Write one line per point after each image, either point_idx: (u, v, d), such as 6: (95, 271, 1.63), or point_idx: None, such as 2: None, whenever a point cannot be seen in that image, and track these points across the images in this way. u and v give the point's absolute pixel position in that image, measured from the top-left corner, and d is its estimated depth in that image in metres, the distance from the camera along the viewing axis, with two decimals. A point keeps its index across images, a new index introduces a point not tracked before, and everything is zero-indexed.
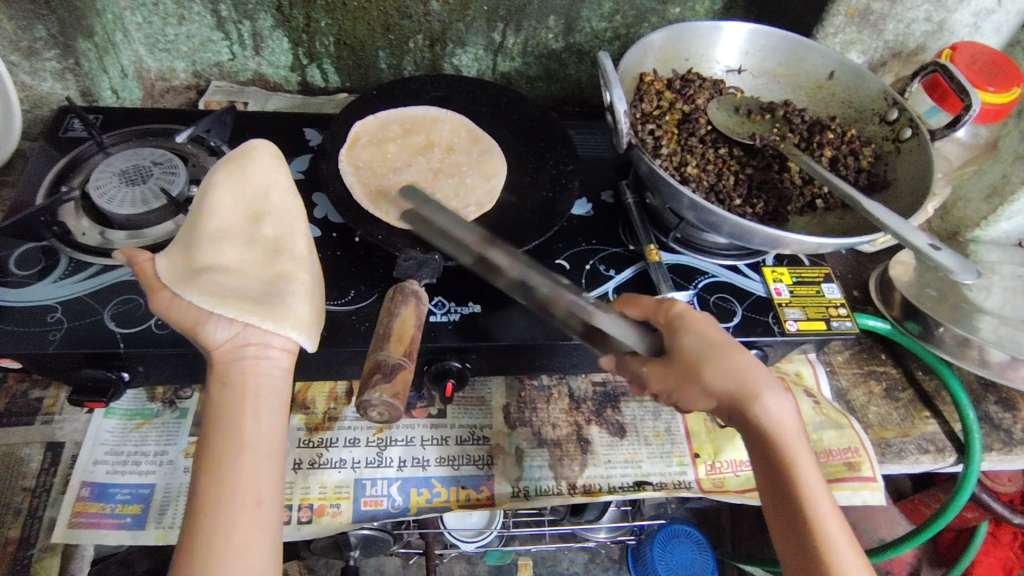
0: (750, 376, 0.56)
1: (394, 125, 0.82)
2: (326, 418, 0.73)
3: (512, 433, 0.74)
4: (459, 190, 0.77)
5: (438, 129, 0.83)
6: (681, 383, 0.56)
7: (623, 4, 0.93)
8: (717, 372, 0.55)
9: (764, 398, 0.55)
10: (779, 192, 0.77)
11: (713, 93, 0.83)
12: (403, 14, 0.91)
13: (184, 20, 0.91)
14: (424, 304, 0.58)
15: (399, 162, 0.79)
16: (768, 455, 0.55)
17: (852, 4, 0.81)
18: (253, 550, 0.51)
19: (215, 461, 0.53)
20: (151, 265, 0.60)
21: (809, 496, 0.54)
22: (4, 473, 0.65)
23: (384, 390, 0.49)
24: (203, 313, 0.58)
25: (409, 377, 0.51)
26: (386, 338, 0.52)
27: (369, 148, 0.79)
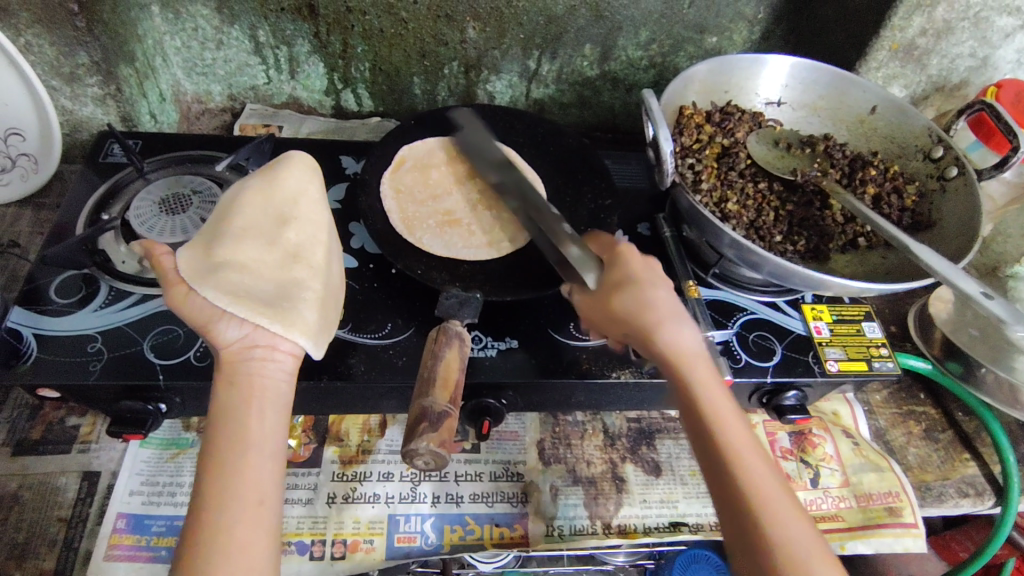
0: (652, 304, 0.59)
1: (439, 152, 0.82)
2: (360, 450, 0.72)
3: (546, 469, 0.73)
4: (496, 222, 0.75)
5: (483, 159, 0.82)
6: (596, 308, 0.62)
7: (660, 33, 0.92)
8: (620, 299, 0.59)
9: (665, 324, 0.58)
10: (821, 230, 0.76)
11: (753, 126, 0.83)
12: (439, 41, 0.91)
13: (223, 45, 0.91)
14: (467, 344, 0.58)
15: (439, 190, 0.79)
16: (675, 376, 0.56)
17: (896, 39, 0.80)
18: (252, 548, 0.47)
19: (212, 455, 0.49)
20: (167, 257, 0.57)
21: (709, 412, 0.53)
22: (41, 502, 0.65)
23: (431, 438, 0.49)
24: (215, 312, 0.55)
25: (455, 425, 0.51)
26: (431, 383, 0.52)
27: (412, 173, 0.80)
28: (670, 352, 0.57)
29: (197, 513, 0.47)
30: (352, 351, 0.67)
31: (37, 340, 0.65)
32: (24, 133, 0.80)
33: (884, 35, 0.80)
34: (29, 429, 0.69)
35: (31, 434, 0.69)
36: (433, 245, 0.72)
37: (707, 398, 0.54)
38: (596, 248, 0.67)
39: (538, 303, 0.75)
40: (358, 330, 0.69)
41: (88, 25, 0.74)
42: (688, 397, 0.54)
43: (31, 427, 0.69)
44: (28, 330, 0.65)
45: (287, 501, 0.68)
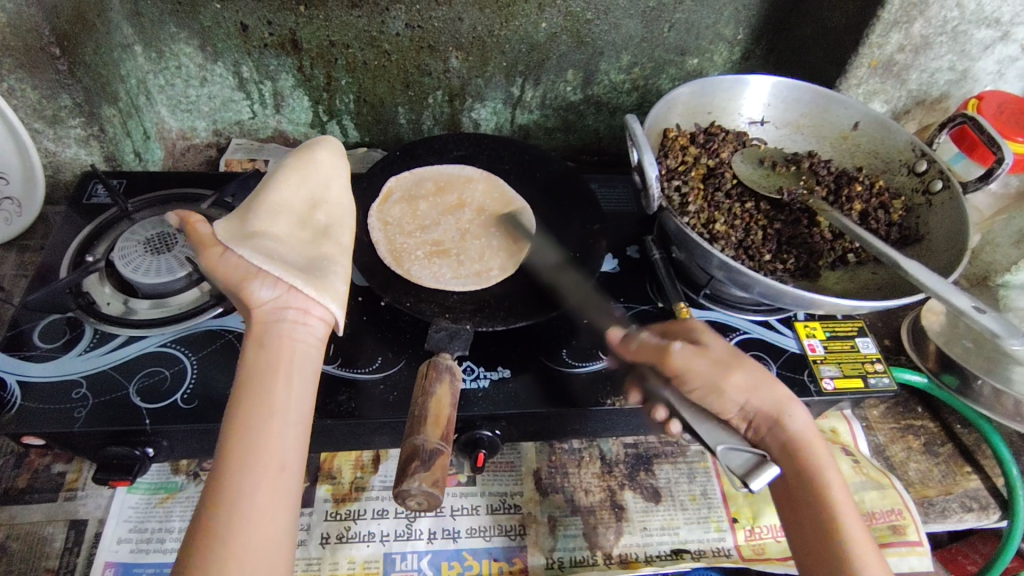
0: (757, 386, 0.59)
1: (428, 183, 0.82)
2: (353, 488, 0.71)
3: (544, 500, 0.72)
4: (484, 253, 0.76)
5: (472, 189, 0.83)
6: (707, 376, 0.57)
7: (642, 56, 0.93)
8: (741, 377, 0.58)
9: (784, 413, 0.59)
10: (809, 247, 0.76)
11: (737, 146, 0.83)
12: (423, 71, 0.92)
13: (207, 81, 0.92)
14: (458, 378, 0.56)
15: (428, 220, 0.79)
16: (786, 460, 0.57)
17: (875, 56, 0.81)
18: (271, 514, 0.47)
19: (240, 416, 0.50)
20: (204, 225, 0.60)
21: (831, 502, 0.54)
22: (28, 553, 0.64)
23: (423, 478, 0.47)
24: (250, 271, 0.57)
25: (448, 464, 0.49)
26: (422, 421, 0.51)
27: (400, 205, 0.80)
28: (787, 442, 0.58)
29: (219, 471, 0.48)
30: (343, 387, 0.66)
31: (21, 387, 0.64)
32: (7, 176, 0.80)
33: (863, 53, 0.80)
34: (14, 477, 0.68)
35: (16, 483, 0.67)
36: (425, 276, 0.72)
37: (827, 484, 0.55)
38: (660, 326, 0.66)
39: (530, 330, 0.75)
40: (348, 365, 0.68)
41: (71, 67, 0.74)
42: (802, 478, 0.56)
43: (16, 476, 0.68)
44: (10, 377, 0.64)
45: None
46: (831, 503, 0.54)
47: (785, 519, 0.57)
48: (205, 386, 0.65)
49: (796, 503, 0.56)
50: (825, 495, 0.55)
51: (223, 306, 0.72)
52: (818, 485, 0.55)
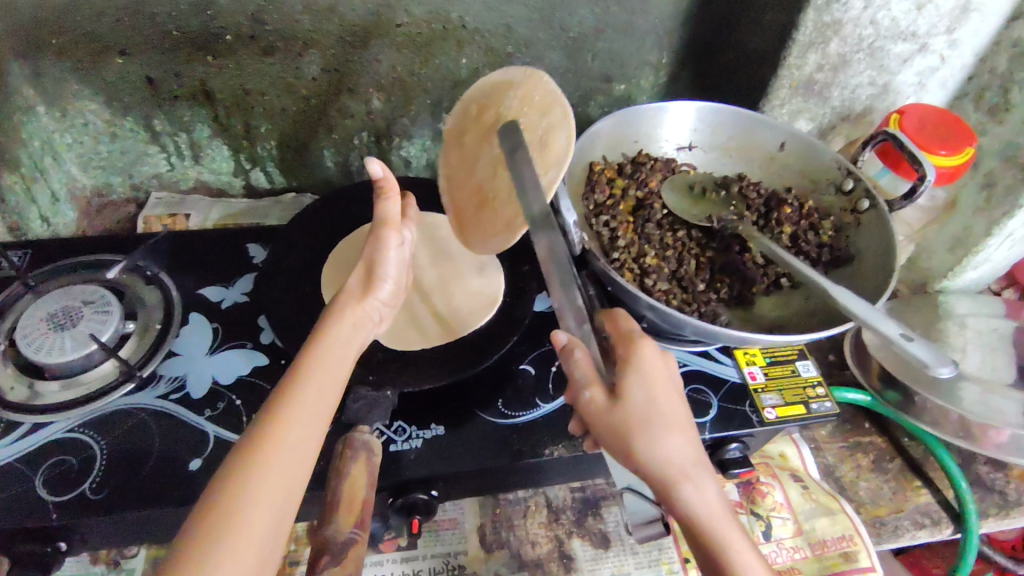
0: (668, 441, 0.53)
1: (462, 135, 0.73)
2: (286, 563, 0.67)
3: (489, 557, 0.70)
4: (498, 200, 0.69)
5: (511, 101, 0.68)
6: (612, 435, 0.53)
7: (569, 85, 0.91)
8: (648, 430, 0.53)
9: (684, 479, 0.52)
10: (742, 275, 0.75)
11: (666, 174, 0.82)
12: (345, 113, 0.89)
13: (117, 137, 0.88)
14: (376, 454, 0.54)
15: (476, 156, 0.71)
16: (683, 522, 0.53)
17: (795, 76, 0.81)
18: (278, 516, 0.43)
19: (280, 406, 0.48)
20: (393, 207, 0.65)
21: (728, 557, 0.51)
22: None
23: (332, 574, 0.44)
24: (383, 278, 0.63)
25: (361, 553, 0.46)
26: (336, 505, 0.48)
27: (475, 143, 0.71)
28: (684, 513, 0.53)
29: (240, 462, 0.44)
30: None
31: None
32: None
33: (783, 74, 0.80)
34: None
35: None
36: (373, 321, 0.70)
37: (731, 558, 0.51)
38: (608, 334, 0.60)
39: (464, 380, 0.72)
40: None
41: None
42: (705, 545, 0.52)
43: None
44: None
45: None
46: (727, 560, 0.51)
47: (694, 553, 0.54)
48: (116, 472, 0.61)
49: (696, 546, 0.53)
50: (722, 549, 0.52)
51: (136, 381, 0.68)
52: (704, 540, 0.52)
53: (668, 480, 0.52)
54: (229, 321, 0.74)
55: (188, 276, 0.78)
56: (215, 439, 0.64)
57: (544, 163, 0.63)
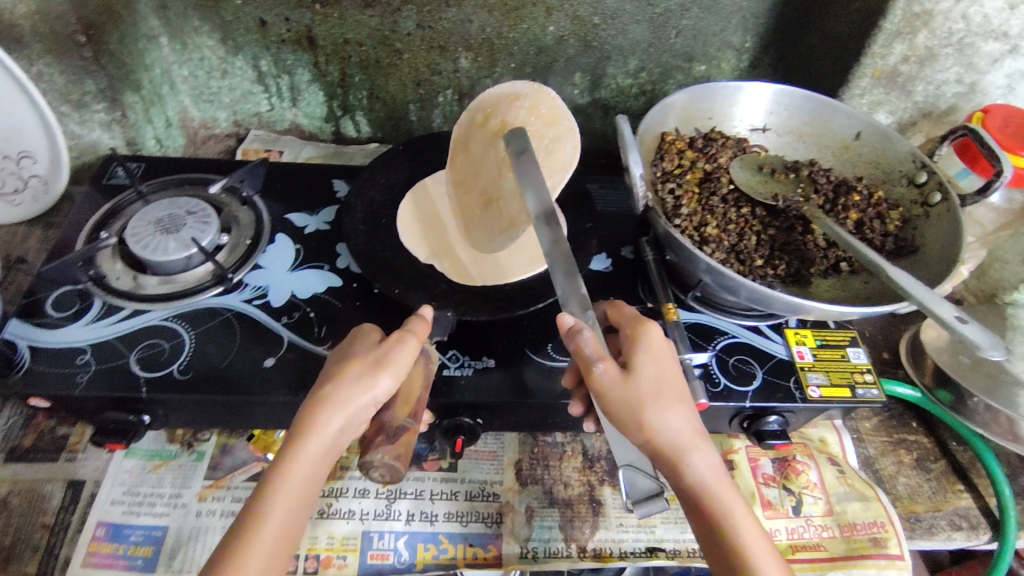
0: (675, 415, 0.56)
1: (469, 141, 0.83)
2: (338, 466, 0.73)
3: (523, 490, 0.73)
4: (508, 200, 0.78)
5: (517, 109, 0.79)
6: (623, 407, 0.55)
7: (649, 61, 0.94)
8: (657, 401, 0.56)
9: (691, 449, 0.56)
10: (802, 254, 0.76)
11: (737, 152, 0.83)
12: (434, 70, 0.95)
13: (227, 74, 0.96)
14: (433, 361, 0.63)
15: (479, 160, 0.81)
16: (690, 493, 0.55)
17: (878, 66, 0.81)
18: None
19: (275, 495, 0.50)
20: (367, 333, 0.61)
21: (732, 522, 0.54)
22: (27, 508, 0.68)
23: (386, 450, 0.52)
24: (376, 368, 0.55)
25: (410, 438, 0.54)
26: (392, 400, 0.57)
27: (476, 150, 0.82)
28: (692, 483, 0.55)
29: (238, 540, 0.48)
30: None
31: (31, 351, 0.68)
32: (35, 155, 0.84)
33: (865, 63, 0.81)
34: (22, 436, 0.72)
35: (23, 442, 0.72)
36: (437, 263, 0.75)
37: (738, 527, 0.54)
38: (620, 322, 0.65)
39: (518, 323, 0.76)
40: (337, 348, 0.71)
41: (95, 55, 0.80)
42: (708, 517, 0.55)
43: (24, 435, 0.72)
44: (22, 341, 0.69)
45: None
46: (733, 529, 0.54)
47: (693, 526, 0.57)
48: (201, 359, 0.69)
49: (699, 518, 0.55)
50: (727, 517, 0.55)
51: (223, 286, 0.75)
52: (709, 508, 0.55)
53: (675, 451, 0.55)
54: (310, 245, 0.81)
55: (277, 202, 0.85)
56: (288, 343, 0.71)
57: (550, 168, 0.76)
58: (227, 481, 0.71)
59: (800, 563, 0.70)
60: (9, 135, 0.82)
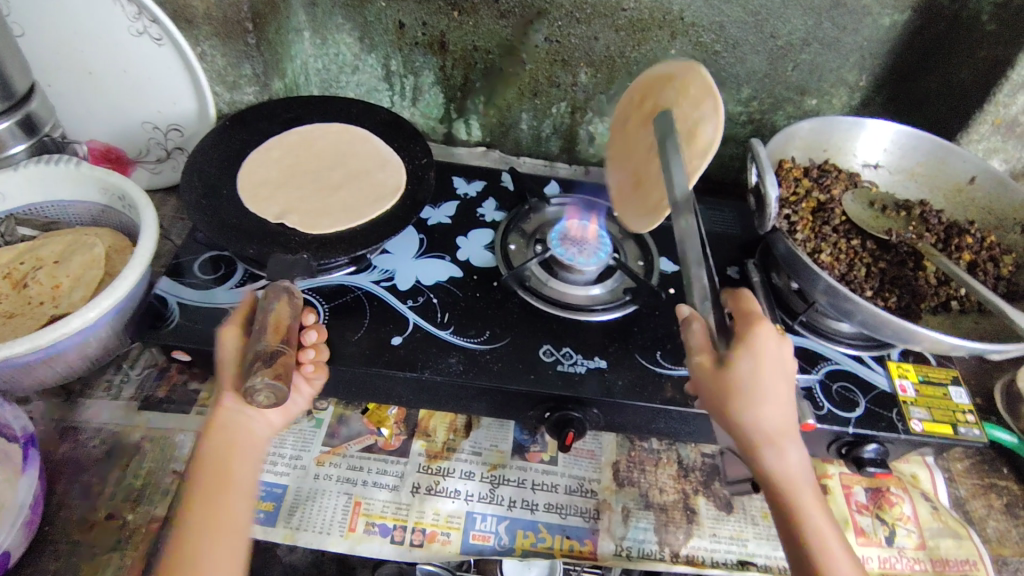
0: (770, 412, 0.56)
1: (629, 123, 0.81)
2: (445, 447, 0.77)
3: (619, 491, 0.76)
4: (651, 183, 0.76)
5: (668, 89, 0.73)
6: (716, 398, 0.56)
7: (762, 91, 0.97)
8: (759, 394, 0.56)
9: (779, 444, 0.57)
10: (913, 289, 0.77)
11: (849, 184, 0.85)
12: (553, 83, 0.99)
13: (357, 70, 1.01)
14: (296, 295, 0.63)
15: (635, 141, 0.79)
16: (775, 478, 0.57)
17: (999, 114, 0.83)
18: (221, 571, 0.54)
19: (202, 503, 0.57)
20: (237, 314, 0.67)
21: (806, 513, 0.56)
22: (159, 454, 0.72)
23: (264, 373, 0.53)
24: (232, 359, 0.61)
25: (288, 361, 0.55)
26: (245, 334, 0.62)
27: (630, 129, 0.81)
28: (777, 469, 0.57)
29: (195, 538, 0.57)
30: (454, 351, 0.73)
31: (180, 308, 0.73)
32: (182, 129, 0.92)
33: (988, 109, 0.82)
34: (156, 387, 0.77)
35: (157, 393, 0.77)
36: (286, 221, 0.75)
37: (812, 524, 0.56)
38: (739, 309, 0.63)
39: (626, 328, 0.78)
40: (460, 333, 0.75)
41: (257, 42, 0.85)
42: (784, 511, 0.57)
43: (158, 386, 0.77)
44: (172, 298, 0.74)
45: (375, 484, 0.73)
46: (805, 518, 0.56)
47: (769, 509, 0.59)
48: (334, 331, 0.73)
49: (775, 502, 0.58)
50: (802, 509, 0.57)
51: (355, 266, 0.80)
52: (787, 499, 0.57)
53: (765, 440, 0.56)
54: (433, 236, 0.85)
55: None
56: (414, 325, 0.75)
57: (692, 151, 0.69)
58: (343, 449, 0.75)
59: None
60: (163, 108, 0.90)
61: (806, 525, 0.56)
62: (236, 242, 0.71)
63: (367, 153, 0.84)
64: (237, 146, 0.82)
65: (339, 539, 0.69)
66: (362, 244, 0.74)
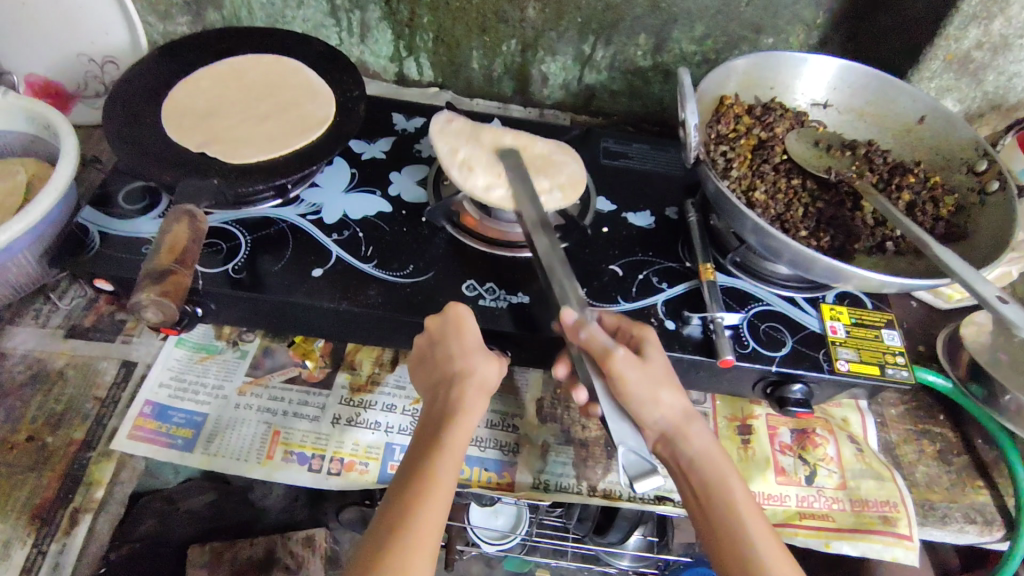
0: (675, 398, 0.62)
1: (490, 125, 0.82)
2: (369, 381, 0.77)
3: (541, 426, 0.76)
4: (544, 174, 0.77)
5: (444, 134, 0.78)
6: (637, 387, 0.59)
7: (716, 29, 0.93)
8: (671, 380, 0.62)
9: (685, 428, 0.62)
10: (848, 229, 0.76)
11: (794, 124, 0.83)
12: (500, 18, 0.95)
13: (302, 4, 0.97)
14: (201, 220, 0.62)
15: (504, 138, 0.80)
16: (693, 472, 0.61)
17: (951, 49, 0.79)
18: (430, 562, 0.55)
19: (422, 486, 0.56)
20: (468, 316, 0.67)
21: (739, 506, 0.59)
22: (82, 380, 0.73)
23: (151, 290, 0.54)
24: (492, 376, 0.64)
25: (180, 281, 0.57)
26: (156, 252, 0.58)
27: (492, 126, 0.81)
28: (694, 455, 0.61)
29: (405, 521, 0.55)
30: (374, 283, 0.72)
31: (100, 236, 0.73)
32: (116, 62, 0.91)
33: (939, 44, 0.79)
34: (83, 316, 0.77)
35: (84, 321, 0.77)
36: (207, 150, 0.73)
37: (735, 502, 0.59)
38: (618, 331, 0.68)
39: None
40: (382, 267, 0.74)
41: None
42: (721, 507, 0.59)
43: (85, 316, 0.77)
44: (93, 226, 0.74)
45: (295, 415, 0.74)
46: (741, 516, 0.59)
47: (694, 521, 0.62)
48: (255, 261, 0.72)
49: (705, 517, 0.60)
50: (737, 514, 0.59)
51: (281, 199, 0.78)
52: (729, 492, 0.60)
53: (682, 430, 0.62)
54: (365, 170, 0.84)
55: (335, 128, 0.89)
56: (336, 257, 0.74)
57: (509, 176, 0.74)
58: (266, 380, 0.75)
59: (805, 530, 0.71)
60: (96, 38, 0.89)
61: (742, 516, 0.59)
62: (152, 169, 0.70)
63: (299, 84, 0.83)
64: (165, 76, 0.81)
65: (255, 466, 0.70)
66: (283, 174, 0.73)
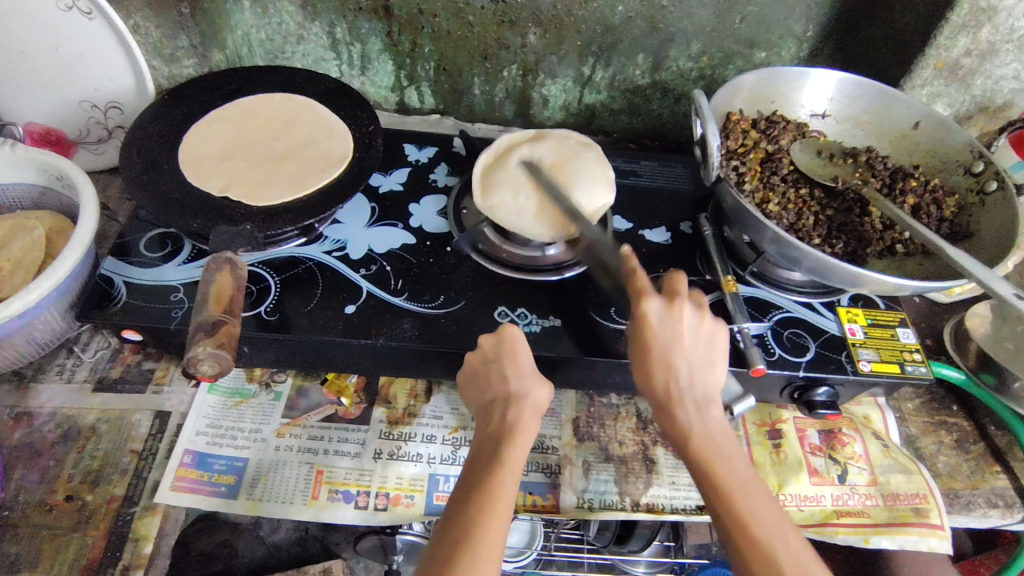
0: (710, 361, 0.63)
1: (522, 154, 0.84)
2: (406, 413, 0.77)
3: (579, 445, 0.77)
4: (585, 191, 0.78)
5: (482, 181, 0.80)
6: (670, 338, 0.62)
7: (711, 46, 0.96)
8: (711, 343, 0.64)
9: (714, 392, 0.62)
10: (858, 235, 0.79)
11: (797, 135, 0.86)
12: (502, 45, 0.97)
13: (302, 39, 0.98)
14: (241, 265, 0.64)
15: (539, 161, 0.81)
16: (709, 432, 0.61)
17: (941, 58, 0.83)
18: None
19: (484, 498, 0.57)
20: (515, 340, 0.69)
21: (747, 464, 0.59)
22: (116, 434, 0.71)
23: (206, 343, 0.54)
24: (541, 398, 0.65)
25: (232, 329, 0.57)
26: (204, 302, 0.59)
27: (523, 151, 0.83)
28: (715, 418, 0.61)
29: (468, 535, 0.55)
30: (408, 316, 0.72)
31: (126, 287, 0.72)
32: (121, 107, 0.90)
33: (930, 53, 0.83)
34: (109, 368, 0.76)
35: (110, 374, 0.76)
36: (230, 193, 0.73)
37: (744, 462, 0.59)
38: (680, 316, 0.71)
39: (578, 284, 0.78)
40: (414, 299, 0.74)
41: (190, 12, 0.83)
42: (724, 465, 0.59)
43: (111, 367, 0.76)
44: (117, 277, 0.73)
45: (336, 453, 0.73)
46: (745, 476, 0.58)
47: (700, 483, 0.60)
48: (286, 303, 0.72)
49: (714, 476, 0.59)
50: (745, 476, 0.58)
51: (305, 237, 0.78)
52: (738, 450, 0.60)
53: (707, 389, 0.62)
54: (385, 204, 0.84)
55: None
56: (367, 292, 0.74)
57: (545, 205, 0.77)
58: (303, 420, 0.75)
59: (843, 528, 0.73)
60: (99, 84, 0.88)
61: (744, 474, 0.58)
62: (179, 216, 0.69)
63: (314, 122, 0.83)
64: (178, 120, 0.80)
65: (302, 507, 0.69)
66: (310, 214, 0.73)
